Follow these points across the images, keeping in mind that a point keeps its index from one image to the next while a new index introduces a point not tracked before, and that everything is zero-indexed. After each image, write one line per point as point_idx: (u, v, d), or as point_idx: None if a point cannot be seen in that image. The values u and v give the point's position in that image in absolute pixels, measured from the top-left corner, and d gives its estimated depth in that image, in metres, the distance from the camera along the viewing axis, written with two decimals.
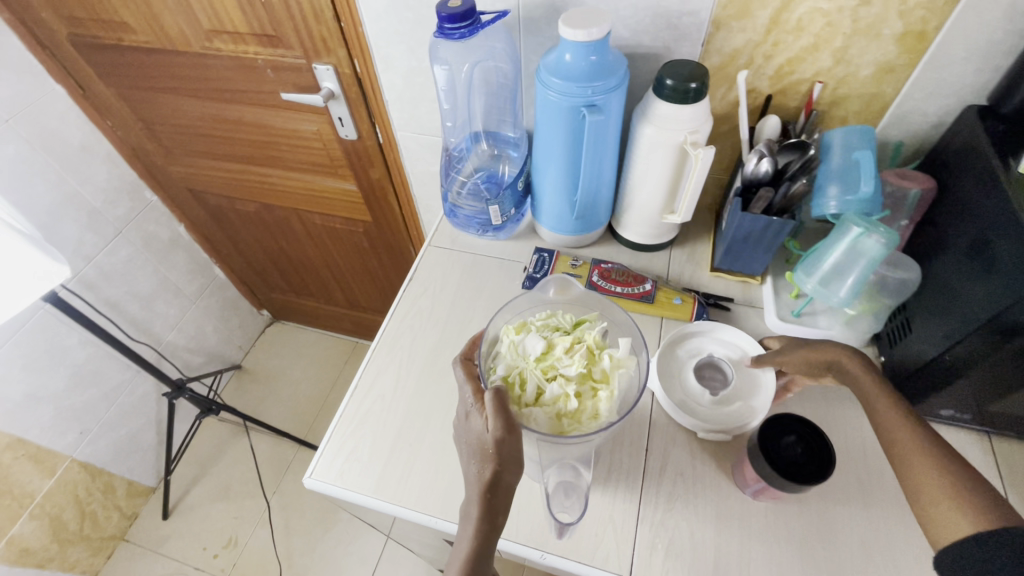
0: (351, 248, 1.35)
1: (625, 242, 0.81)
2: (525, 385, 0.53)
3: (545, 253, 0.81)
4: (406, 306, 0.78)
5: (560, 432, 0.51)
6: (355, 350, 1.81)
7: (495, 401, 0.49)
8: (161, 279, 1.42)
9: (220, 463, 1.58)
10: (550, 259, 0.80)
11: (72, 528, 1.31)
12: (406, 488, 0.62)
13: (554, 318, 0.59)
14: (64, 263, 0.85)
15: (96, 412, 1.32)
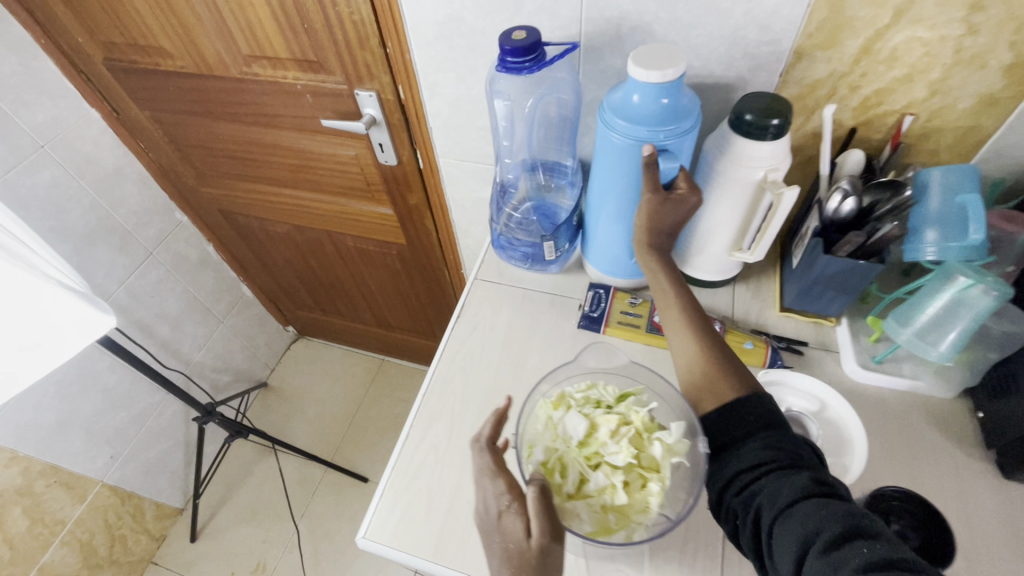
0: (383, 269, 1.32)
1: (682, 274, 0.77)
2: (567, 474, 0.42)
3: (600, 289, 0.77)
4: (455, 345, 0.75)
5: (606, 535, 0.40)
6: (381, 367, 1.78)
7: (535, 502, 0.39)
8: (190, 299, 1.41)
9: (246, 484, 1.55)
10: (607, 297, 0.76)
11: (102, 553, 1.30)
12: (466, 551, 0.58)
13: (594, 388, 0.47)
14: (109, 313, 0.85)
15: (127, 436, 1.30)
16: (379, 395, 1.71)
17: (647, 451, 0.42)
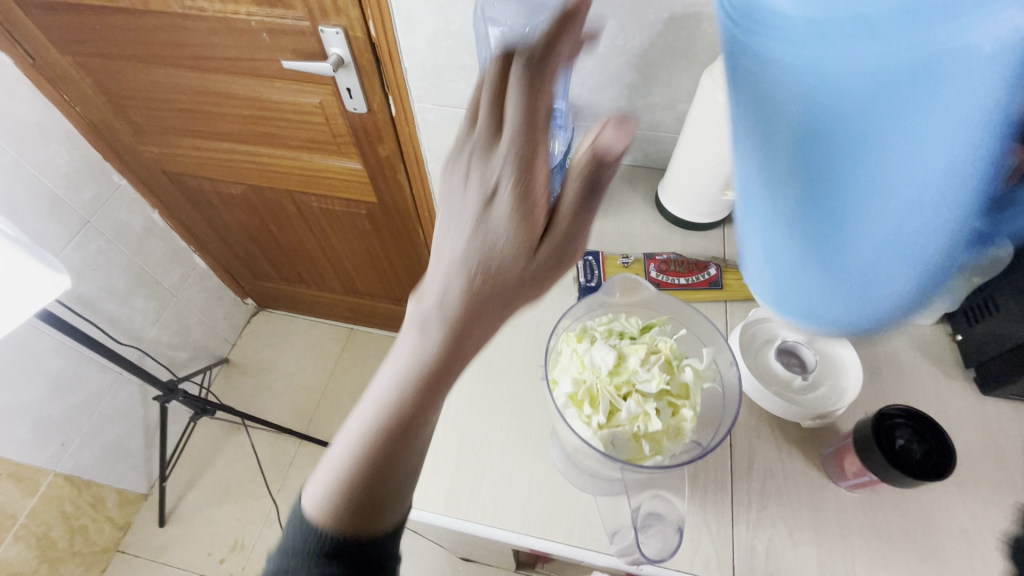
0: (351, 231, 1.25)
1: (670, 217, 0.76)
2: (598, 404, 0.41)
3: (590, 256, 0.73)
4: None
5: (640, 462, 0.40)
6: (351, 337, 1.71)
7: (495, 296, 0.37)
8: (137, 272, 1.29)
9: (216, 463, 1.48)
10: (599, 264, 0.72)
11: (62, 545, 1.21)
12: (479, 503, 0.57)
13: (616, 321, 0.46)
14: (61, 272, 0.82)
15: (78, 421, 1.20)
16: (351, 365, 1.65)
17: (677, 378, 0.42)
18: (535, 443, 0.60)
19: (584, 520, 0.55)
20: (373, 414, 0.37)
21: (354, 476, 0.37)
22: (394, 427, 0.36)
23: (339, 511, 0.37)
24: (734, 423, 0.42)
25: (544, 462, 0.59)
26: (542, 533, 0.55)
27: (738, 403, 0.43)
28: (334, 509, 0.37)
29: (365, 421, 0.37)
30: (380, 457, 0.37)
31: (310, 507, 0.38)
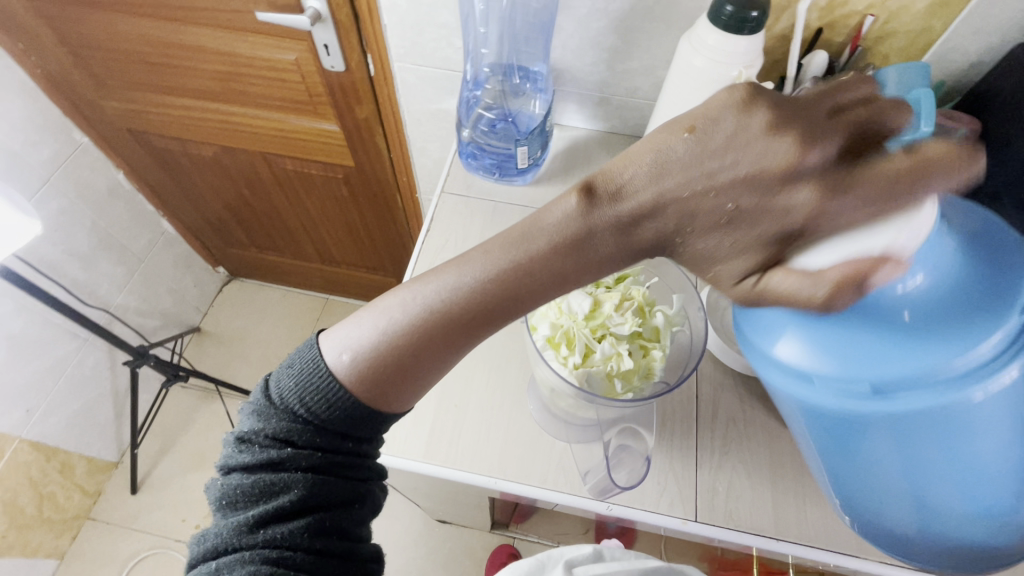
0: (327, 196, 1.23)
1: None
2: (574, 345, 0.43)
3: None
4: (427, 259, 0.73)
5: (613, 399, 0.43)
6: (326, 306, 1.69)
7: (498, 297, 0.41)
8: (103, 235, 1.25)
9: (190, 431, 1.47)
10: None
11: (30, 512, 1.19)
12: (458, 451, 0.59)
13: None
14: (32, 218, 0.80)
15: (44, 387, 1.17)
16: None
17: (649, 322, 0.44)
18: (513, 395, 0.63)
19: (560, 466, 0.58)
20: (436, 298, 0.39)
21: (404, 358, 0.40)
22: (450, 323, 0.39)
23: (371, 379, 0.40)
24: (699, 365, 0.44)
25: (521, 413, 0.62)
26: (518, 478, 0.58)
27: (703, 346, 0.46)
28: (371, 378, 0.40)
29: (425, 301, 0.40)
30: (427, 342, 0.40)
31: (340, 368, 0.40)
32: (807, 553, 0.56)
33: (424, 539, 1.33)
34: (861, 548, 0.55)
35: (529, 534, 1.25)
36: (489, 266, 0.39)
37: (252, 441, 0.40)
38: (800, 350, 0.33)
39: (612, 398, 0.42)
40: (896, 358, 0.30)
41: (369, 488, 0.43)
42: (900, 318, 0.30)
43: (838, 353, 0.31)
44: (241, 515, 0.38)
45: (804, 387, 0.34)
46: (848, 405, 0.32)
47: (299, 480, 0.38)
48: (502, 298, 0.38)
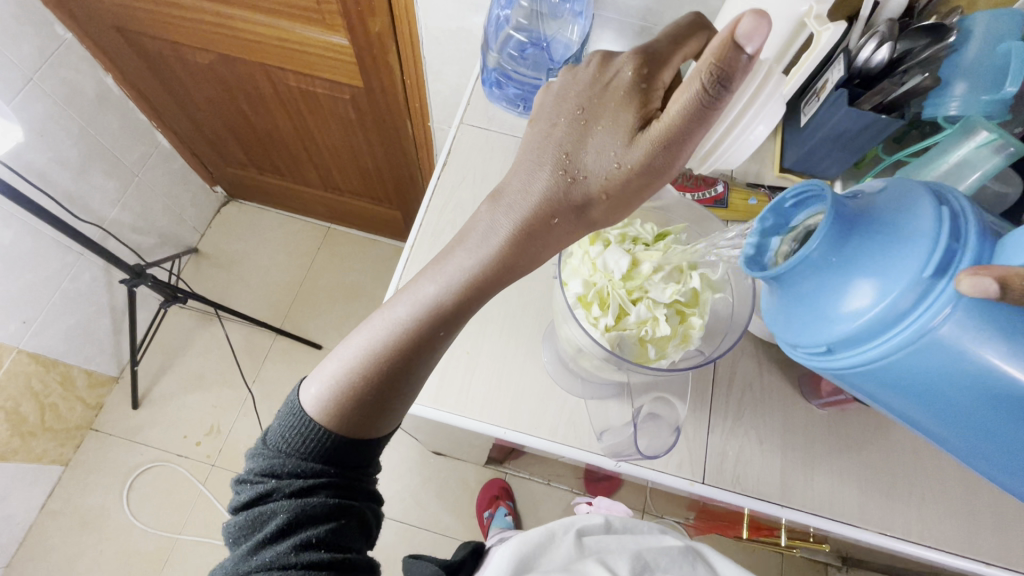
0: (333, 120, 1.15)
1: None
2: (608, 305, 0.40)
3: None
4: (442, 197, 0.69)
5: (645, 365, 0.40)
6: (327, 235, 1.63)
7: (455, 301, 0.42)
8: (93, 145, 1.18)
9: (189, 351, 1.47)
10: None
11: (33, 421, 1.21)
12: (467, 399, 0.58)
13: (630, 225, 0.44)
14: (15, 123, 0.74)
15: (39, 300, 1.15)
16: (327, 264, 1.60)
17: (688, 287, 0.41)
18: (527, 344, 0.61)
19: (570, 422, 0.57)
20: (383, 337, 0.43)
21: (359, 386, 0.42)
22: (400, 356, 0.42)
23: (339, 413, 0.41)
24: (738, 342, 0.42)
25: (534, 363, 0.60)
26: (527, 429, 0.57)
27: (745, 319, 0.42)
28: (336, 410, 0.41)
29: (372, 343, 0.43)
30: (381, 377, 0.42)
31: (310, 402, 0.42)
32: (810, 521, 0.56)
33: (420, 468, 1.36)
34: (866, 518, 0.56)
35: (522, 470, 1.29)
36: (435, 288, 0.43)
37: (246, 483, 0.41)
38: (780, 326, 0.39)
39: (644, 365, 0.39)
40: (832, 314, 0.34)
41: (361, 507, 0.42)
42: (831, 274, 0.34)
43: (798, 323, 0.37)
44: (241, 548, 0.39)
45: (797, 355, 0.38)
46: (830, 364, 0.36)
47: (285, 506, 0.39)
48: (454, 321, 0.43)
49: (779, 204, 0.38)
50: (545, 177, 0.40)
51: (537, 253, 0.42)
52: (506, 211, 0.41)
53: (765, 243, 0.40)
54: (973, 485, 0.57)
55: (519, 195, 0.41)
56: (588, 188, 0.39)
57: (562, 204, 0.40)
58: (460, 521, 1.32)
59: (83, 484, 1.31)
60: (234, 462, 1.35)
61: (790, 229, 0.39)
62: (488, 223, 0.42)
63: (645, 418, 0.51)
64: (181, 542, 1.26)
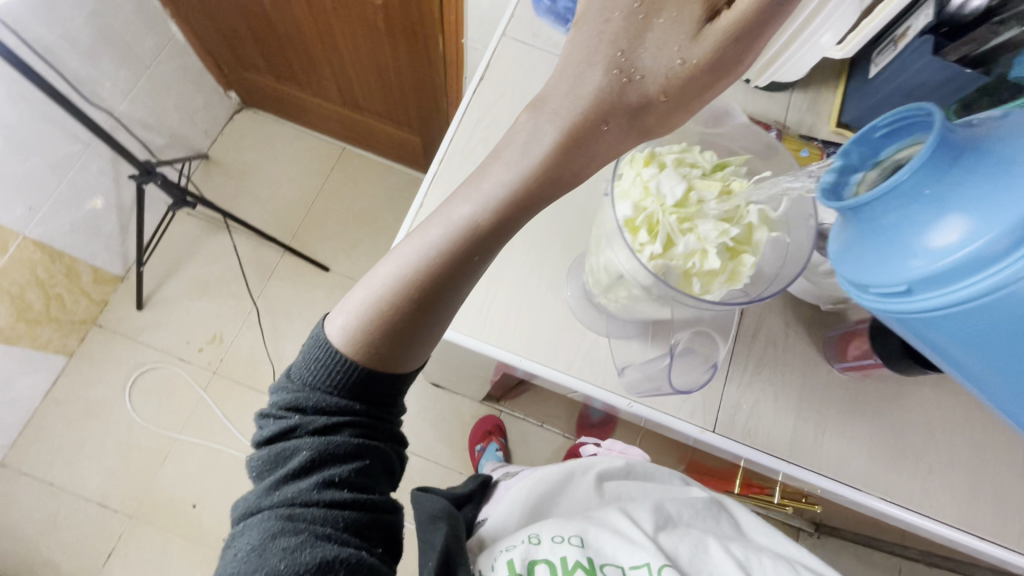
0: (359, 27, 1.08)
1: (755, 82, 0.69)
2: (657, 232, 0.37)
3: None
4: (477, 111, 0.65)
5: (687, 298, 0.38)
6: (342, 155, 1.58)
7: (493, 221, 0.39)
8: (104, 27, 1.11)
9: (196, 258, 1.45)
10: None
11: (38, 309, 1.21)
12: (485, 323, 0.56)
13: (687, 152, 0.41)
14: None
15: (45, 186, 1.12)
16: (339, 185, 1.55)
17: (740, 222, 0.38)
18: (551, 276, 0.59)
19: (587, 357, 0.56)
20: (414, 264, 0.39)
21: (387, 315, 0.39)
22: (430, 285, 0.39)
23: (367, 343, 0.40)
24: (788, 288, 0.40)
25: (556, 296, 0.58)
26: (543, 360, 0.56)
27: (799, 268, 0.40)
28: (366, 340, 0.40)
29: (404, 269, 0.39)
30: (410, 305, 0.39)
31: (335, 333, 0.40)
32: (814, 480, 0.56)
33: (418, 398, 1.38)
34: (869, 483, 0.56)
35: (517, 409, 1.31)
36: (473, 210, 0.39)
37: (270, 417, 0.41)
38: (850, 265, 0.36)
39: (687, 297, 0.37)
40: (915, 250, 0.31)
41: (385, 448, 0.42)
42: (919, 210, 0.31)
43: (871, 263, 0.34)
44: (264, 481, 0.39)
45: (863, 299, 0.35)
46: (904, 306, 0.33)
47: (309, 444, 0.39)
48: (492, 243, 0.39)
49: (870, 132, 0.34)
50: (597, 76, 0.36)
51: (580, 167, 0.39)
52: (555, 119, 0.37)
53: (845, 177, 0.36)
54: (982, 462, 0.57)
55: (570, 103, 0.37)
56: (644, 90, 0.36)
57: (616, 107, 0.37)
58: (452, 451, 1.35)
59: (86, 376, 1.33)
60: (235, 371, 1.36)
61: (877, 163, 0.35)
62: (532, 133, 0.38)
63: (682, 351, 0.50)
64: (180, 441, 1.30)
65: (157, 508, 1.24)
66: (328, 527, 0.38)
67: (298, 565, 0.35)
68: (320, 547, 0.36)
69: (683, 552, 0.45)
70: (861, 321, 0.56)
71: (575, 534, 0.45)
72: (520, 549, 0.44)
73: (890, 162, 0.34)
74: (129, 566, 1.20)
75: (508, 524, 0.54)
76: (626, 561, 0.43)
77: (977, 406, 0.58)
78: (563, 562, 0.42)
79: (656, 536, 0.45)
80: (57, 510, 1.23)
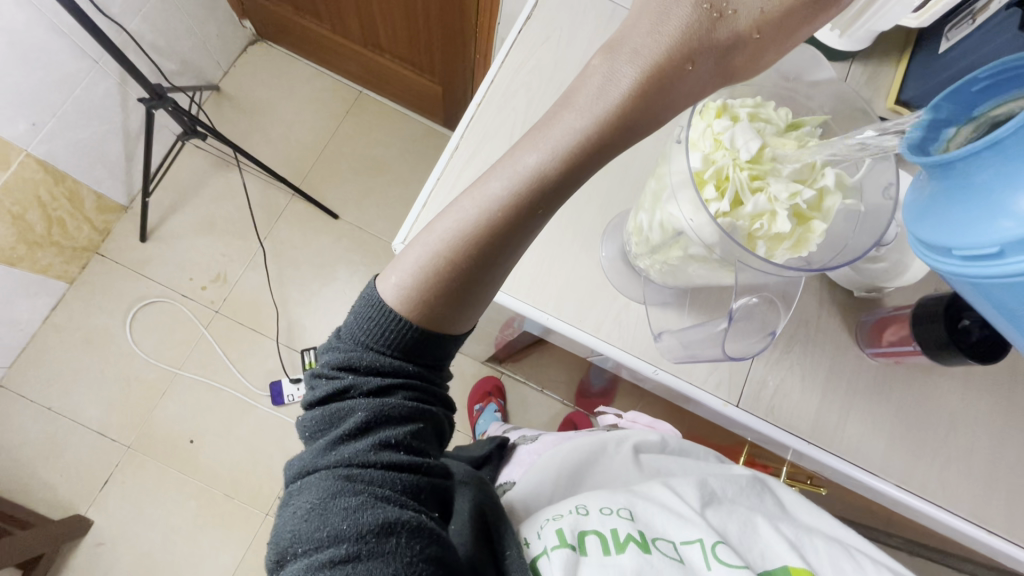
0: None
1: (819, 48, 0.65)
2: (727, 187, 0.35)
3: None
4: (522, 55, 0.62)
5: (751, 260, 0.36)
6: (358, 100, 1.52)
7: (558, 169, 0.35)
8: None
9: (202, 194, 1.41)
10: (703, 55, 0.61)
11: (39, 232, 1.18)
12: (515, 278, 0.54)
13: (761, 108, 0.38)
14: None
15: (50, 102, 1.07)
16: (354, 131, 1.50)
17: (814, 185, 0.36)
18: (585, 236, 0.56)
19: (617, 320, 0.54)
20: (473, 218, 0.36)
21: (444, 274, 0.37)
22: (490, 242, 0.36)
23: (421, 304, 0.38)
24: (852, 263, 0.38)
25: (589, 257, 0.56)
26: (571, 320, 0.54)
27: (871, 239, 0.38)
28: (421, 299, 0.38)
29: (462, 224, 0.37)
30: (467, 264, 0.37)
31: (390, 293, 0.38)
32: (833, 463, 0.56)
33: None
34: (887, 470, 0.55)
35: (519, 372, 1.31)
36: (540, 157, 0.35)
37: (322, 377, 0.39)
38: (930, 226, 0.29)
39: (754, 259, 0.35)
40: (1010, 209, 0.25)
41: (437, 413, 0.40)
42: (1020, 166, 0.25)
43: (957, 226, 0.27)
44: (319, 443, 0.37)
45: (945, 264, 0.29)
46: (993, 274, 0.26)
47: (364, 405, 0.37)
48: (559, 194, 0.36)
49: (964, 85, 0.29)
50: (684, 12, 0.33)
51: (657, 114, 0.35)
52: (627, 60, 0.34)
53: (934, 134, 0.31)
54: (1003, 460, 0.56)
55: (650, 42, 0.34)
56: (737, 27, 0.34)
57: (706, 45, 0.34)
58: None
59: (86, 304, 1.31)
60: (238, 312, 1.34)
61: (971, 118, 0.29)
62: (599, 75, 0.35)
63: (741, 316, 0.47)
64: (180, 377, 1.29)
65: (154, 441, 1.25)
66: (387, 488, 0.35)
67: (361, 526, 0.33)
68: (382, 509, 0.34)
69: (733, 530, 0.42)
70: (901, 307, 0.54)
71: (623, 507, 0.43)
72: (568, 519, 0.42)
73: (986, 118, 0.29)
74: (125, 494, 1.21)
75: (542, 492, 0.53)
76: (677, 536, 0.41)
77: (1005, 403, 0.57)
78: (614, 533, 0.41)
79: (704, 512, 0.43)
80: (55, 435, 1.24)
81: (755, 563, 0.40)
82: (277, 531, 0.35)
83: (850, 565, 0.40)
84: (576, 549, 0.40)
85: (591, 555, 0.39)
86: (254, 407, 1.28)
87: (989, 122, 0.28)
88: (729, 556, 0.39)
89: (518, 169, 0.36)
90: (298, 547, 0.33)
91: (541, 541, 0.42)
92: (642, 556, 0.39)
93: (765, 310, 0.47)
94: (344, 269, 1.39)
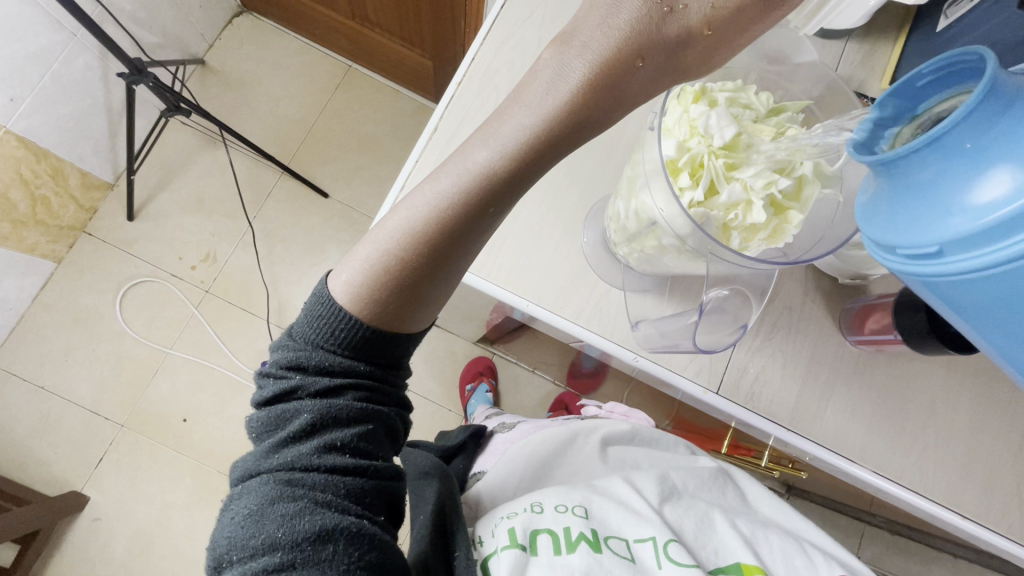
0: None
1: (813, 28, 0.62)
2: (701, 176, 0.35)
3: None
4: (505, 31, 0.60)
5: (725, 250, 0.36)
6: (348, 75, 1.48)
7: (510, 163, 0.36)
8: None
9: (189, 172, 1.39)
10: None
11: (23, 211, 1.16)
12: (495, 264, 0.54)
13: (742, 91, 0.38)
14: None
15: (27, 77, 1.04)
16: (343, 107, 1.46)
17: (792, 174, 0.36)
18: (566, 223, 0.55)
19: (598, 308, 0.54)
20: (423, 215, 0.37)
21: (396, 271, 0.38)
22: (442, 239, 0.37)
23: (374, 301, 0.38)
24: (831, 254, 0.39)
25: (570, 243, 0.55)
26: (552, 306, 0.54)
27: (839, 239, 0.39)
28: (371, 297, 0.38)
29: (411, 221, 0.38)
30: (419, 262, 0.38)
31: (339, 289, 0.39)
32: (809, 449, 0.56)
33: None
34: (862, 457, 0.56)
35: (510, 353, 1.31)
36: (489, 157, 0.36)
37: (270, 377, 0.40)
38: (873, 224, 0.29)
39: (725, 249, 0.35)
40: (956, 207, 0.24)
41: (389, 413, 0.41)
42: (956, 167, 0.24)
43: (898, 224, 0.27)
44: (264, 444, 0.39)
45: (889, 262, 0.29)
46: (937, 270, 0.26)
47: (310, 407, 0.38)
48: (509, 190, 0.36)
49: (908, 81, 0.28)
50: (634, 6, 0.33)
51: (610, 110, 0.36)
52: (580, 54, 0.34)
53: (879, 132, 0.31)
54: (979, 448, 0.56)
55: (600, 36, 0.34)
56: (687, 22, 0.34)
57: (654, 42, 0.34)
58: (442, 388, 1.36)
59: (75, 284, 1.31)
60: (228, 291, 1.34)
61: (913, 117, 0.29)
62: (555, 68, 0.35)
63: (712, 309, 0.47)
64: (171, 356, 1.29)
65: (147, 420, 1.26)
66: (328, 493, 0.37)
67: (296, 533, 0.35)
68: (320, 515, 0.36)
69: (689, 527, 0.45)
70: (885, 295, 0.53)
71: (579, 504, 0.45)
72: (522, 517, 0.45)
73: (929, 115, 0.29)
74: (120, 471, 1.23)
75: (507, 484, 0.55)
76: (631, 534, 0.44)
77: (984, 392, 0.57)
78: (566, 532, 0.43)
79: (661, 509, 0.46)
80: (48, 413, 1.24)
81: (708, 560, 0.44)
82: (217, 535, 0.37)
83: (801, 560, 0.44)
84: (527, 549, 0.43)
85: (541, 556, 0.42)
86: (247, 386, 1.29)
87: (929, 120, 0.29)
88: (680, 554, 0.42)
89: (471, 167, 0.36)
90: (234, 553, 0.35)
91: (494, 541, 0.45)
92: (592, 556, 0.42)
93: (737, 304, 0.47)
94: (335, 249, 1.38)
